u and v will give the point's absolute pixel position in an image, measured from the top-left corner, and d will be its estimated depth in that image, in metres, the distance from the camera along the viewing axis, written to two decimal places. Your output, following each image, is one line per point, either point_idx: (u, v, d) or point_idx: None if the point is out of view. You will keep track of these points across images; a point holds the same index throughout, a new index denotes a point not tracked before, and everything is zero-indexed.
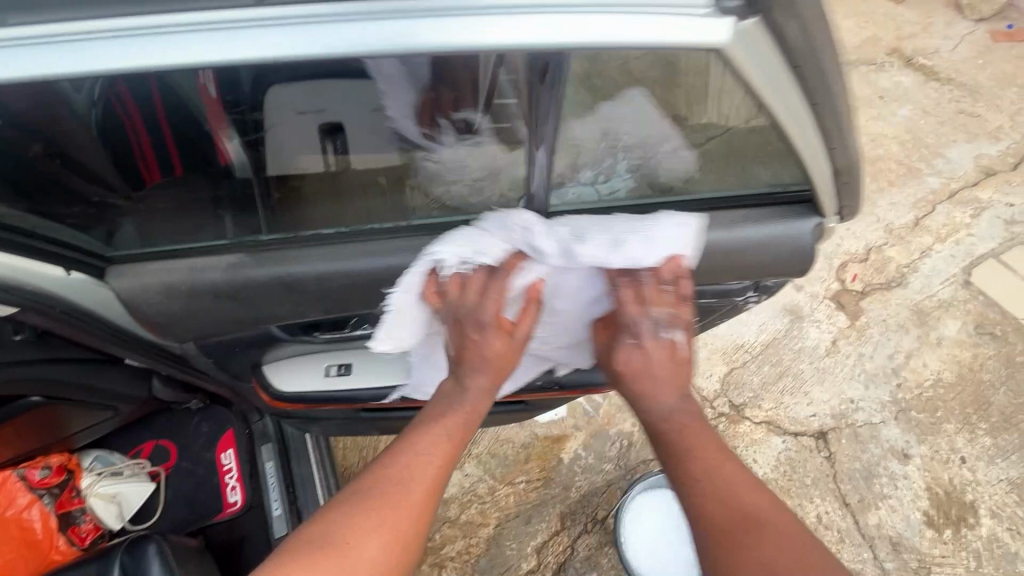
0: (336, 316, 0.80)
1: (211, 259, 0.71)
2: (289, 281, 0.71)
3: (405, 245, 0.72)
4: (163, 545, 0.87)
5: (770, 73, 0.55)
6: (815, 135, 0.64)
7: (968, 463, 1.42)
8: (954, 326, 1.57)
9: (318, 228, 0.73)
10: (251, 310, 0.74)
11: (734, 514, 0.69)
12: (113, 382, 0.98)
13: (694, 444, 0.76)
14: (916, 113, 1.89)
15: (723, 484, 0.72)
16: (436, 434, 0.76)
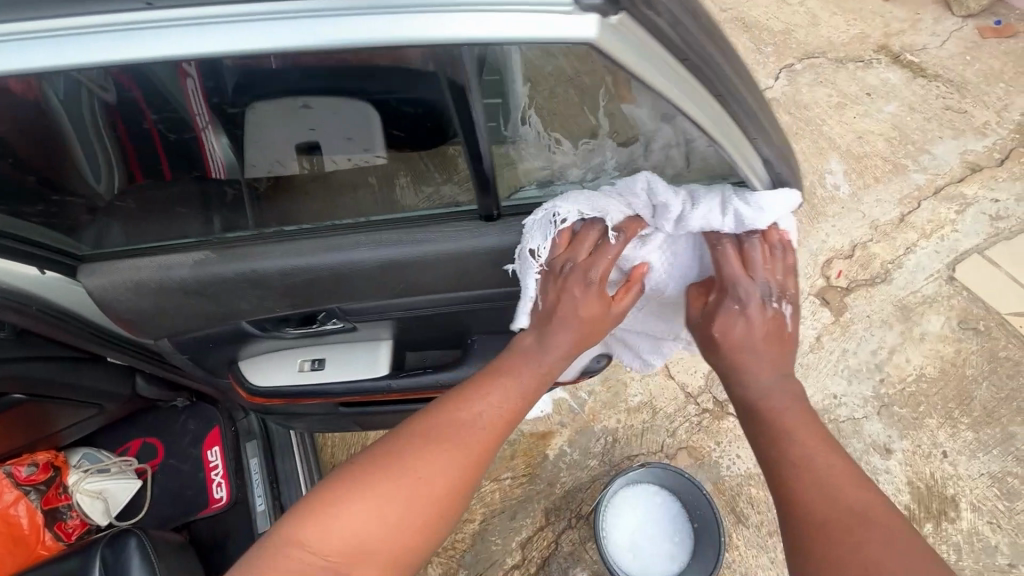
0: (303, 311, 0.83)
1: (179, 257, 0.74)
2: (253, 276, 0.75)
3: (364, 239, 0.75)
4: (143, 539, 0.89)
5: (664, 72, 0.56)
6: (733, 134, 0.65)
7: (950, 457, 1.44)
8: (938, 321, 1.58)
9: (282, 225, 0.76)
10: (218, 305, 0.78)
11: (832, 506, 0.66)
12: (96, 379, 1.00)
13: (794, 429, 0.73)
14: (903, 109, 1.89)
15: (820, 473, 0.69)
16: (508, 395, 0.75)
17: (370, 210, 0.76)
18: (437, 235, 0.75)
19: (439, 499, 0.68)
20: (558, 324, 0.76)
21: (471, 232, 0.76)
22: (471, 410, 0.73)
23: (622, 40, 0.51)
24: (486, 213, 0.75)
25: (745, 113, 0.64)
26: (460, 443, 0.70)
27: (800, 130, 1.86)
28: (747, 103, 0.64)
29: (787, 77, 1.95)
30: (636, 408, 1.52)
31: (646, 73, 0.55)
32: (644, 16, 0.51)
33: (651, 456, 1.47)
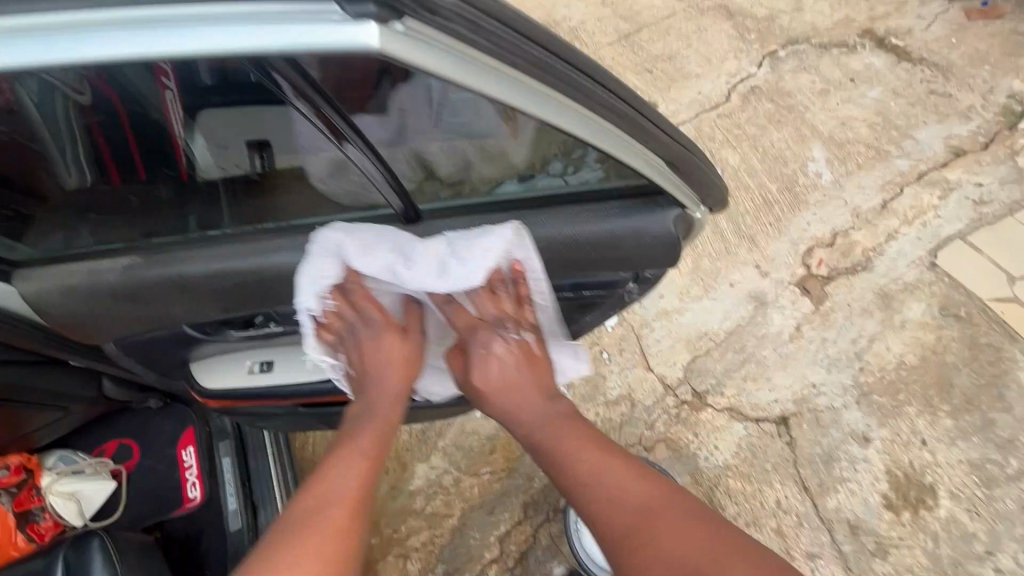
0: (240, 315, 0.81)
1: (108, 262, 0.72)
2: (183, 280, 0.73)
3: (292, 242, 0.75)
4: (105, 541, 0.90)
5: (515, 87, 0.57)
6: (609, 130, 0.65)
7: (929, 445, 1.43)
8: (919, 309, 1.57)
9: (211, 230, 0.75)
10: (149, 311, 0.76)
11: (638, 513, 0.77)
12: (59, 382, 1.01)
13: (582, 450, 0.85)
14: (887, 94, 1.86)
15: (614, 483, 0.81)
16: (352, 453, 0.80)
17: (307, 211, 0.78)
18: (368, 235, 0.77)
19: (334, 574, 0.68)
20: (381, 371, 0.87)
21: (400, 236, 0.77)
22: (324, 484, 0.76)
23: (460, 60, 0.52)
24: (407, 216, 0.78)
25: (617, 113, 0.65)
26: (330, 513, 0.72)
27: (783, 117, 1.83)
28: (616, 101, 0.64)
29: (770, 64, 1.91)
30: (615, 401, 1.51)
31: (497, 91, 0.56)
32: (449, 25, 0.49)
33: (629, 449, 1.46)
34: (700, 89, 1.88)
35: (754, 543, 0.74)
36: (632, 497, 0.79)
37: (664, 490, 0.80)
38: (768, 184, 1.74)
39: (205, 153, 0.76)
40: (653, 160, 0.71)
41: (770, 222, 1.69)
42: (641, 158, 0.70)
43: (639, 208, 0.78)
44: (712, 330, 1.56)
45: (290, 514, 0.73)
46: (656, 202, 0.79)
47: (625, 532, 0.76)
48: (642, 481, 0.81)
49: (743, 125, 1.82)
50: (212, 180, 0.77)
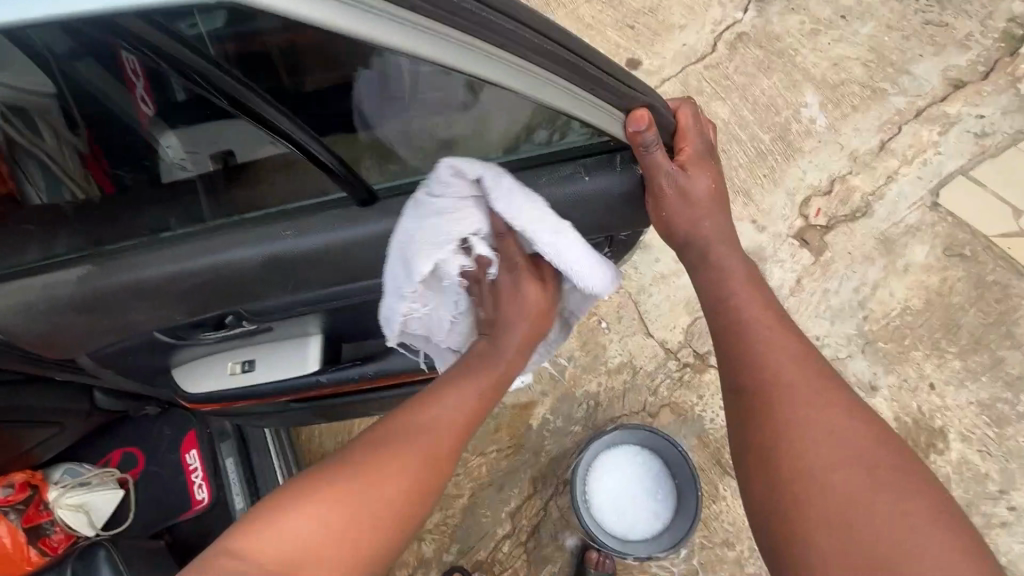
0: (207, 315, 0.78)
1: (61, 274, 0.69)
2: (139, 286, 0.70)
3: (243, 237, 0.71)
4: (112, 550, 0.91)
5: (447, 45, 0.48)
6: (561, 87, 0.57)
7: (937, 389, 1.42)
8: (922, 251, 1.53)
9: (158, 230, 0.71)
10: (114, 320, 0.73)
11: (817, 405, 0.69)
12: (43, 399, 0.99)
13: (782, 339, 0.75)
14: (880, 28, 1.76)
15: (792, 374, 0.71)
16: (466, 394, 0.82)
17: (264, 203, 0.73)
18: (319, 226, 0.71)
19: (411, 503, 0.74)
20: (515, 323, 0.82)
21: (358, 222, 0.72)
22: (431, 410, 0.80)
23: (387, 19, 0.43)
24: (362, 199, 0.72)
25: (569, 69, 0.57)
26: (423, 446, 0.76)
27: (772, 63, 1.75)
28: (564, 53, 0.56)
29: (757, 7, 1.81)
30: (616, 368, 1.49)
31: (428, 51, 0.47)
32: None
33: (634, 416, 1.46)
34: (684, 41, 1.79)
35: (924, 477, 0.64)
36: (800, 395, 0.70)
37: (853, 414, 0.68)
38: (760, 135, 1.67)
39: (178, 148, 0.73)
40: (612, 114, 0.64)
41: (764, 173, 1.63)
42: (599, 113, 0.62)
43: (599, 165, 0.73)
44: None
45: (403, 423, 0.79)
46: (614, 160, 0.73)
47: (756, 399, 0.72)
48: (808, 371, 0.72)
49: (731, 75, 1.74)
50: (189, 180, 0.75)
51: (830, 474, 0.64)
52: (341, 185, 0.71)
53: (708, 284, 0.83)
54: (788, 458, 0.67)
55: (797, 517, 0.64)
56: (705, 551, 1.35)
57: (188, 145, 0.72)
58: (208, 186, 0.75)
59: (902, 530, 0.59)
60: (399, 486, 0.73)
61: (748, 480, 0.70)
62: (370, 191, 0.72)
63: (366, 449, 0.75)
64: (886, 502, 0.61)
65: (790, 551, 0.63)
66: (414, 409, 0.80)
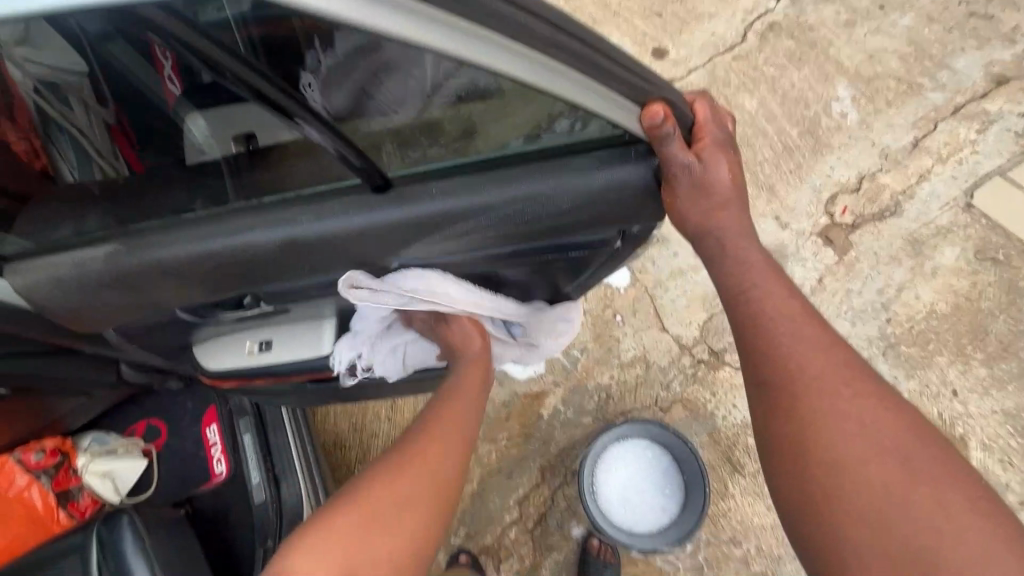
0: (226, 295, 0.80)
1: (89, 251, 0.71)
2: (161, 265, 0.72)
3: (260, 218, 0.72)
4: (134, 517, 0.95)
5: (468, 39, 0.49)
6: (575, 81, 0.57)
7: (960, 396, 1.38)
8: (952, 254, 1.48)
9: (180, 211, 0.73)
10: (140, 297, 0.76)
11: (842, 397, 0.67)
12: (74, 370, 1.03)
13: (803, 326, 0.73)
14: (920, 20, 1.69)
15: (816, 366, 0.69)
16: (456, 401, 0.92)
17: (281, 187, 0.74)
18: (334, 211, 0.71)
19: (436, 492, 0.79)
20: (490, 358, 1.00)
21: (368, 208, 0.71)
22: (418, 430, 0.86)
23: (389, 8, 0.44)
24: (377, 185, 0.71)
25: (583, 62, 0.56)
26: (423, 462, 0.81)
27: (804, 54, 1.70)
28: (581, 48, 0.55)
29: None
30: (629, 362, 1.48)
31: (448, 47, 0.48)
32: None
33: (645, 410, 1.45)
34: (714, 31, 1.74)
35: (959, 467, 0.62)
36: (826, 389, 0.67)
37: (882, 407, 0.66)
38: (788, 129, 1.63)
39: (204, 134, 0.80)
40: (626, 108, 0.62)
41: (790, 169, 1.59)
42: (616, 107, 0.61)
43: (614, 157, 0.71)
44: None
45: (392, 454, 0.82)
46: (635, 151, 0.71)
47: (779, 391, 0.70)
48: (834, 363, 0.69)
49: (761, 67, 1.70)
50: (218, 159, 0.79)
51: (865, 467, 0.62)
52: (360, 172, 0.70)
53: (728, 273, 0.79)
54: (819, 453, 0.64)
55: (829, 512, 0.62)
56: (711, 548, 1.34)
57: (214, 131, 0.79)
58: (233, 167, 0.77)
59: (939, 526, 0.57)
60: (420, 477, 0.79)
61: (775, 479, 0.68)
62: (386, 176, 0.71)
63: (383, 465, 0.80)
64: (923, 498, 0.59)
65: (826, 548, 0.62)
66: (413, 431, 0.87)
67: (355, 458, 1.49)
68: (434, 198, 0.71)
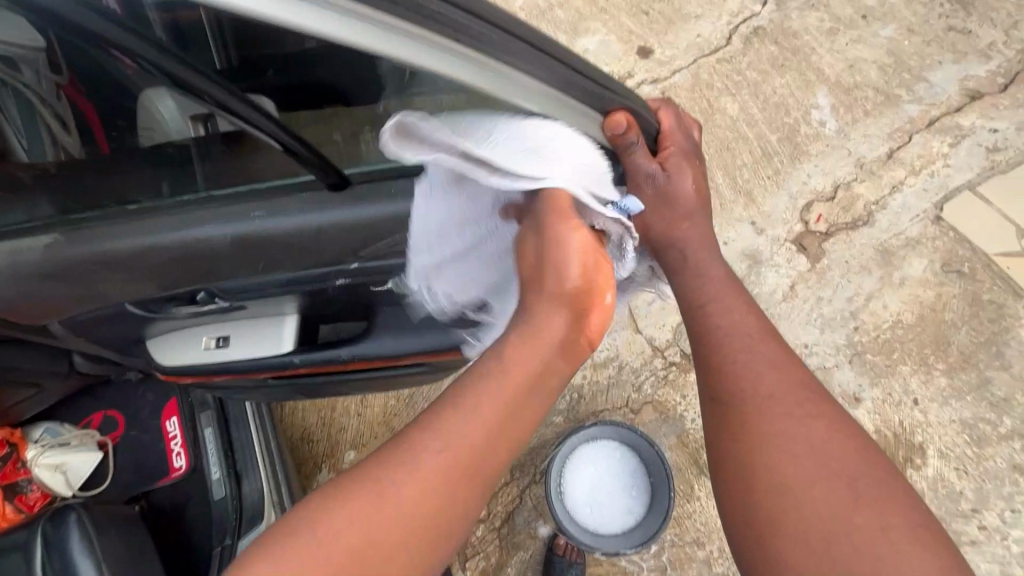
0: (178, 291, 0.77)
1: (27, 240, 0.67)
2: (107, 257, 0.69)
3: (212, 212, 0.69)
4: (83, 515, 0.92)
5: (424, 48, 0.46)
6: (537, 92, 0.54)
7: (921, 404, 1.42)
8: (920, 265, 1.51)
9: (128, 201, 0.70)
10: (84, 288, 0.72)
11: (791, 416, 0.67)
12: (22, 360, 0.98)
13: (763, 346, 0.73)
14: (901, 32, 1.71)
15: (761, 382, 0.70)
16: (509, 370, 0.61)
17: (237, 180, 0.72)
18: (289, 207, 0.70)
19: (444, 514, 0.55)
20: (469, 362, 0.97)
21: (325, 206, 0.71)
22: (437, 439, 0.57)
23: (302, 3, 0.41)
24: (333, 182, 0.70)
25: (540, 68, 0.53)
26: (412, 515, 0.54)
27: (787, 61, 1.70)
28: (537, 56, 0.53)
29: (775, 1, 1.76)
30: (602, 363, 1.48)
31: (392, 50, 0.45)
32: None
33: (615, 411, 1.45)
34: (699, 32, 1.74)
35: (903, 487, 0.62)
36: (772, 408, 0.68)
37: (835, 429, 0.66)
38: (768, 135, 1.64)
39: (172, 113, 0.69)
40: (589, 116, 0.59)
41: (768, 174, 1.60)
42: (577, 118, 0.58)
43: None
44: None
45: (379, 474, 0.55)
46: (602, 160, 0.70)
47: (727, 402, 0.71)
48: (786, 382, 0.70)
49: (744, 71, 1.70)
50: (181, 141, 0.72)
51: (810, 491, 0.62)
52: (317, 170, 0.68)
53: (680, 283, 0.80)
54: (767, 474, 0.64)
55: (773, 529, 0.62)
56: (675, 549, 1.36)
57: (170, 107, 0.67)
58: (201, 150, 0.72)
59: (884, 551, 0.57)
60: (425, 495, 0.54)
61: (720, 496, 0.68)
62: (345, 174, 0.70)
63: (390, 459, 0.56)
64: (865, 522, 0.59)
65: (764, 565, 0.61)
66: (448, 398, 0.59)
67: (322, 454, 1.47)
68: (394, 197, 0.71)
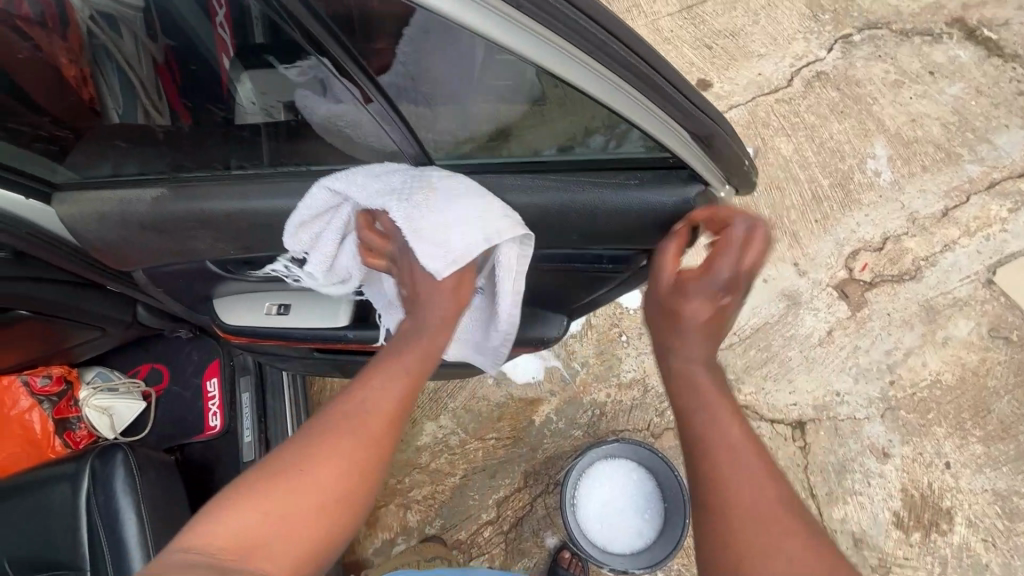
0: (259, 257, 0.84)
1: (137, 191, 0.75)
2: (203, 216, 0.75)
3: (302, 186, 0.75)
4: (128, 455, 0.97)
5: (516, 29, 0.49)
6: (623, 92, 0.57)
7: (953, 469, 1.38)
8: (965, 327, 1.48)
9: (227, 169, 0.76)
10: (174, 242, 0.79)
11: (768, 532, 0.61)
12: (93, 305, 1.06)
13: (744, 452, 0.66)
14: (968, 91, 1.70)
15: (740, 493, 0.64)
16: (395, 369, 0.74)
17: (324, 159, 0.76)
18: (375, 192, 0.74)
19: (358, 480, 0.66)
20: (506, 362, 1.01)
21: None
22: (346, 436, 0.67)
23: None
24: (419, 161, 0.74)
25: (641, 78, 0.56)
26: (338, 486, 0.64)
27: (847, 108, 1.70)
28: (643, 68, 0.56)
29: (842, 49, 1.77)
30: (627, 383, 1.49)
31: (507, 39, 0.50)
32: None
33: (636, 433, 1.45)
34: (761, 71, 1.76)
35: None
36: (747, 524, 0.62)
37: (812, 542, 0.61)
38: (820, 179, 1.63)
39: (251, 98, 0.73)
40: (672, 129, 0.63)
41: (816, 219, 1.59)
42: (662, 128, 0.62)
43: (654, 180, 0.72)
44: (737, 325, 1.51)
45: (299, 455, 0.65)
46: (679, 175, 0.71)
47: (709, 513, 0.65)
48: (764, 491, 0.64)
49: (803, 114, 1.70)
50: (257, 125, 0.76)
51: None
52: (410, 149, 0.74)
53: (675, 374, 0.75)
54: None
55: None
56: None
57: (264, 89, 0.72)
58: (271, 132, 0.76)
59: None
60: (343, 463, 0.65)
61: None
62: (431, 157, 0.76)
63: (307, 443, 0.66)
64: None
65: None
66: (348, 389, 0.72)
67: None
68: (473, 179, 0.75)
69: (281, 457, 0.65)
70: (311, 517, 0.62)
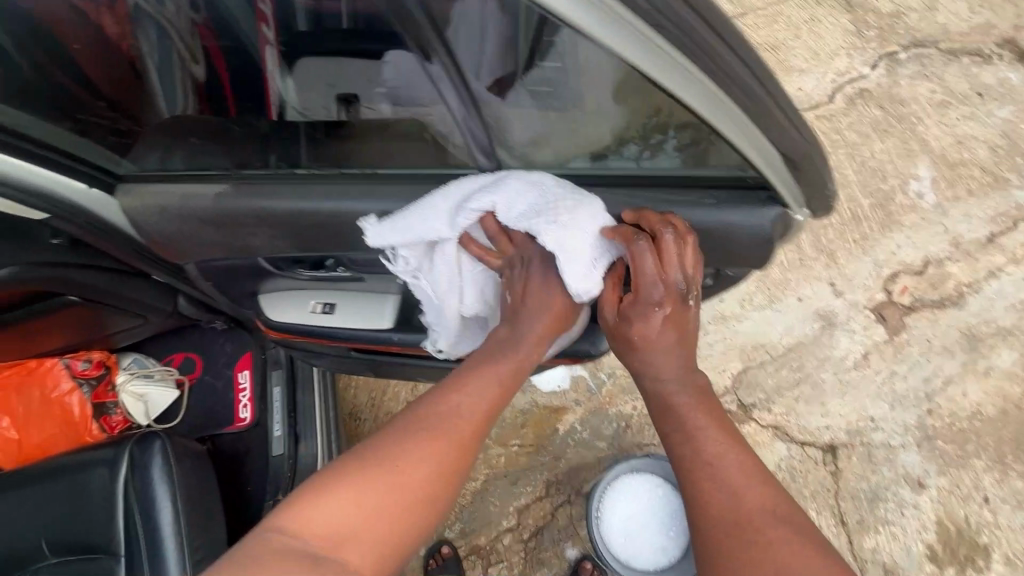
0: (310, 254, 0.84)
1: (200, 187, 0.76)
2: (263, 213, 0.76)
3: (361, 189, 0.74)
4: (166, 444, 0.98)
5: (608, 20, 0.46)
6: (714, 100, 0.54)
7: (991, 504, 1.33)
8: (1009, 357, 1.43)
9: (290, 168, 0.76)
10: (229, 238, 0.80)
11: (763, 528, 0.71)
12: (137, 293, 1.08)
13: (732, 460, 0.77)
14: (1018, 114, 1.65)
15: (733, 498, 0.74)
16: (486, 378, 0.75)
17: (379, 162, 0.75)
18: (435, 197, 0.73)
19: (440, 486, 0.68)
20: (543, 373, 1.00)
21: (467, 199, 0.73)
22: (435, 440, 0.69)
23: None
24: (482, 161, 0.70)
25: (737, 86, 0.53)
26: (419, 489, 0.66)
27: (890, 127, 1.67)
28: (742, 74, 0.52)
29: (886, 66, 1.73)
30: None
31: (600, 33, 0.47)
32: None
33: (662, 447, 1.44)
34: (801, 86, 1.73)
35: None
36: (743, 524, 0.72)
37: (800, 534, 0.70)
38: (860, 199, 1.60)
39: (293, 97, 0.76)
40: (763, 143, 0.59)
41: (854, 239, 1.56)
42: (750, 141, 0.58)
43: (732, 199, 0.69)
44: (770, 343, 1.48)
45: (388, 451, 0.67)
46: (756, 196, 0.68)
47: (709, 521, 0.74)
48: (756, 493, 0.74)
49: (844, 131, 1.67)
50: (316, 123, 0.76)
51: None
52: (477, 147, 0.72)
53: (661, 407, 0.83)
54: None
55: None
56: None
57: (326, 86, 0.74)
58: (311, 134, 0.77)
59: None
60: (430, 466, 0.67)
61: None
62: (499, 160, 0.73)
63: (396, 442, 0.69)
64: None
65: None
66: (441, 393, 0.74)
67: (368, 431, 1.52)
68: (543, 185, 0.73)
69: (371, 452, 0.68)
70: (394, 516, 0.64)
